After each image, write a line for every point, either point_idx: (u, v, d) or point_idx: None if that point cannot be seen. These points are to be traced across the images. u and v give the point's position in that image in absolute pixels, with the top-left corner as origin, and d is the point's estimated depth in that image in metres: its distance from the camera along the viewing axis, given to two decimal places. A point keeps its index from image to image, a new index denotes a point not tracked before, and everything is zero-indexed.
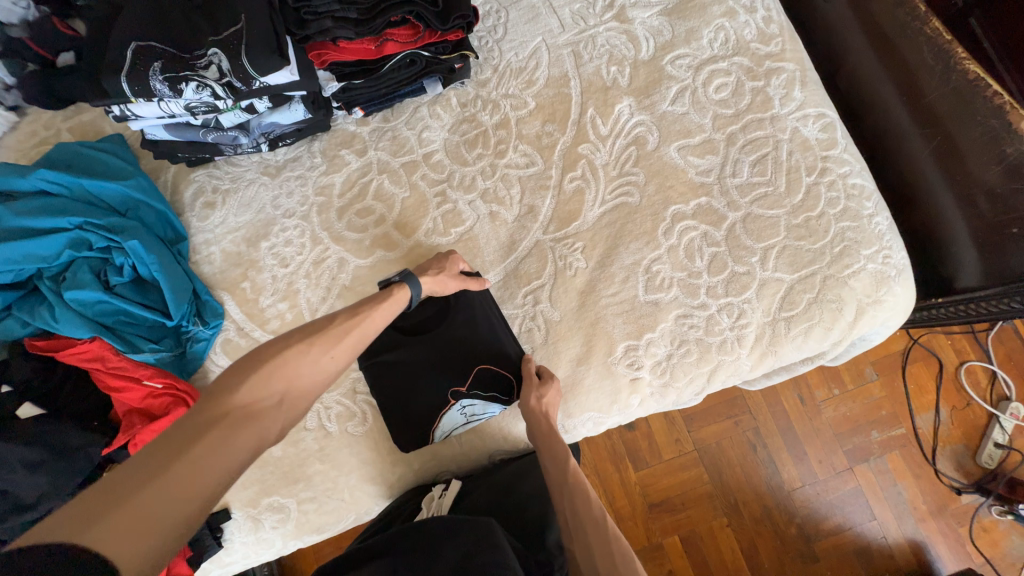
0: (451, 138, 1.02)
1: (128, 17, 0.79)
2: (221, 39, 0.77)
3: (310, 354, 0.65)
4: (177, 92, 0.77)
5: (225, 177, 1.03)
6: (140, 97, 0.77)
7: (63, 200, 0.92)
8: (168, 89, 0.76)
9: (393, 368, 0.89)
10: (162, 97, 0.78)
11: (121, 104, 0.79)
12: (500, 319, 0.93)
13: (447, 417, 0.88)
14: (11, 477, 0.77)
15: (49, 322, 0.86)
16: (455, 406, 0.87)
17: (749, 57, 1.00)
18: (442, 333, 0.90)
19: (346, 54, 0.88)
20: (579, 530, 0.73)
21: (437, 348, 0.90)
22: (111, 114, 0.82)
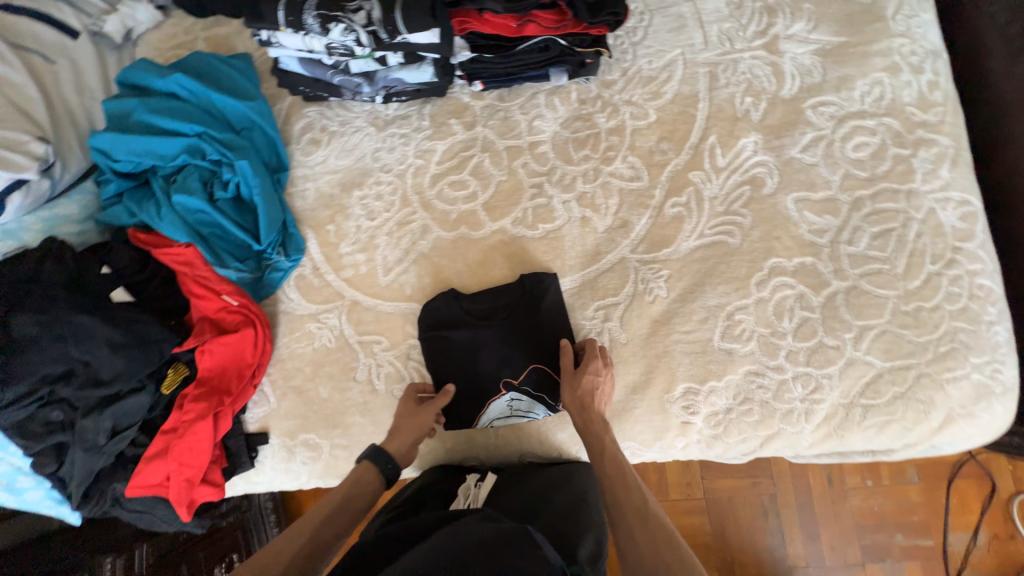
0: (561, 133, 1.00)
1: None
2: None
3: (281, 541, 0.70)
4: (324, 31, 0.78)
5: (335, 119, 1.05)
6: (290, 28, 0.79)
7: (189, 106, 0.96)
8: (317, 26, 0.78)
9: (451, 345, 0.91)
10: (310, 32, 0.79)
11: (269, 30, 0.81)
12: (566, 325, 0.91)
13: (492, 406, 0.89)
14: (94, 351, 0.81)
15: (153, 218, 0.91)
16: (503, 398, 0.88)
17: (901, 120, 0.92)
18: (506, 323, 0.90)
19: (487, 26, 0.87)
20: (627, 529, 0.69)
21: (499, 340, 0.89)
22: (256, 38, 0.84)
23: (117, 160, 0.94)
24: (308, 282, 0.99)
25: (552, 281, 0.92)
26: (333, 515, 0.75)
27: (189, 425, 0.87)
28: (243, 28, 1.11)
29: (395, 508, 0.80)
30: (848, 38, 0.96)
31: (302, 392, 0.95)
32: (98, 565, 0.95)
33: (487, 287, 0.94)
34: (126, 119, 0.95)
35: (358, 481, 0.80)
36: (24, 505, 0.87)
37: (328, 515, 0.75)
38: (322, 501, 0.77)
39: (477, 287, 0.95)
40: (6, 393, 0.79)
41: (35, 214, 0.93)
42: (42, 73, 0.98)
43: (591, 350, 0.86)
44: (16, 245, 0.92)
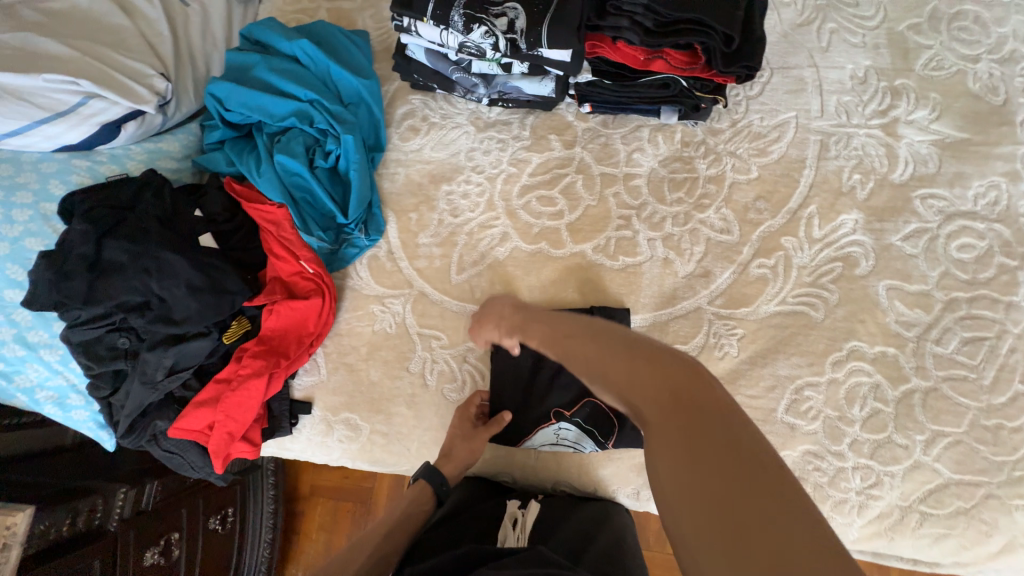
0: (659, 170, 0.99)
1: None
2: None
3: (344, 555, 0.72)
4: (466, 31, 0.81)
5: (438, 111, 1.06)
6: (434, 21, 0.81)
7: (307, 72, 0.98)
8: (461, 25, 0.81)
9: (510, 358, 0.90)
10: (451, 28, 0.82)
11: (412, 19, 0.83)
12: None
13: (542, 432, 0.87)
14: (172, 290, 0.82)
15: (251, 172, 0.93)
16: (552, 425, 0.87)
17: (1012, 229, 0.89)
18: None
19: (616, 55, 0.87)
20: (605, 372, 0.56)
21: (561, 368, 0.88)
22: (395, 23, 0.86)
23: (229, 110, 0.96)
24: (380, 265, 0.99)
25: (623, 316, 0.91)
26: (390, 532, 0.77)
27: (245, 380, 0.87)
28: (366, 6, 1.13)
29: (438, 531, 0.79)
30: (971, 135, 0.94)
31: (353, 370, 0.95)
32: (111, 492, 0.95)
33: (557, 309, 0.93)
34: (245, 72, 0.98)
35: (414, 502, 0.82)
36: (68, 420, 0.90)
37: (387, 532, 0.77)
38: (377, 522, 0.79)
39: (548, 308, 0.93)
40: (83, 312, 0.81)
41: (141, 144, 0.95)
42: (174, 13, 1.02)
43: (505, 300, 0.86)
44: (119, 171, 0.92)
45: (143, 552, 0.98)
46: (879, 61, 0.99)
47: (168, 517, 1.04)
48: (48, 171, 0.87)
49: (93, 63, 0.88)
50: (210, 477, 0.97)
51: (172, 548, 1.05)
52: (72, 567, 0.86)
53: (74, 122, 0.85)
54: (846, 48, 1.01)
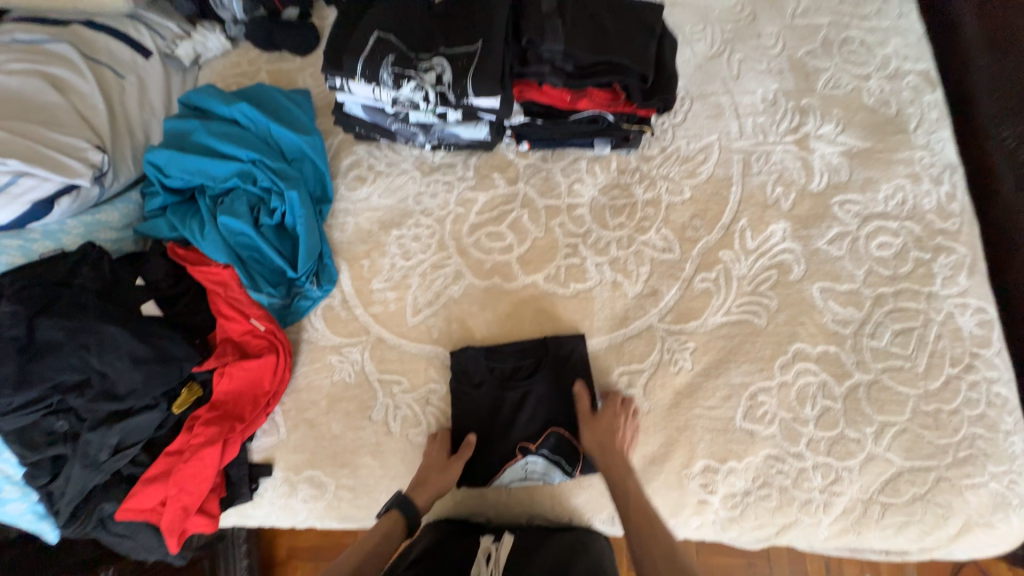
0: (599, 198, 1.04)
1: (377, 11, 0.88)
2: (449, 54, 0.85)
3: None
4: (396, 86, 0.85)
5: (382, 160, 1.09)
6: (364, 80, 0.85)
7: (248, 133, 1.00)
8: (391, 82, 0.85)
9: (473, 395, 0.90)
10: (382, 85, 0.86)
11: (345, 79, 0.86)
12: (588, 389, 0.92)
13: (509, 470, 0.87)
14: (113, 364, 0.79)
15: (195, 235, 0.93)
16: (519, 461, 0.87)
17: (921, 225, 0.97)
18: (529, 382, 0.90)
19: (544, 97, 0.93)
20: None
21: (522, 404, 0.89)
22: (330, 84, 0.89)
23: (169, 176, 0.96)
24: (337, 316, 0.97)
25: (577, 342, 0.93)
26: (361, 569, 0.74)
27: (197, 448, 0.84)
28: (306, 66, 1.17)
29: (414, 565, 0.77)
30: (873, 144, 1.03)
31: (314, 426, 0.93)
32: None
33: (510, 342, 0.94)
34: (184, 138, 0.99)
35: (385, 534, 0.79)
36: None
37: (356, 566, 0.74)
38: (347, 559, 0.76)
39: (502, 343, 0.94)
40: (15, 397, 0.76)
41: (78, 218, 0.93)
42: (110, 85, 1.03)
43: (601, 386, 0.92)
44: (53, 246, 0.91)
45: None
46: (785, 85, 1.09)
47: None
48: None
49: (24, 142, 0.87)
50: (168, 557, 0.91)
51: None
52: None
53: (4, 201, 0.83)
54: (755, 75, 1.10)
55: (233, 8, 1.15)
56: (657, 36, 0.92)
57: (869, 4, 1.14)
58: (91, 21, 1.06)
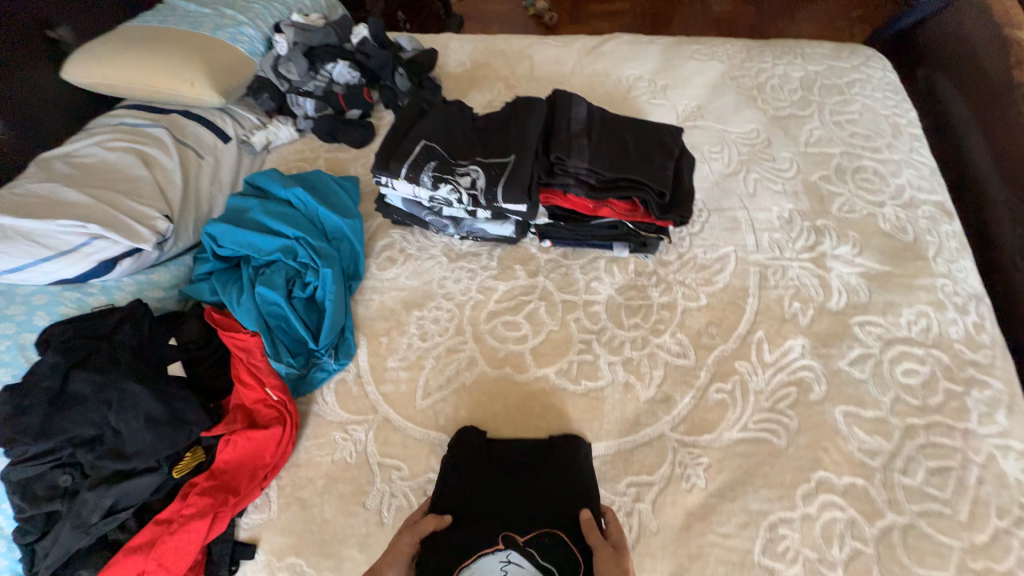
0: (616, 298, 1.07)
1: (426, 124, 1.02)
2: (484, 163, 0.95)
3: None
4: (434, 187, 0.95)
5: (414, 244, 1.17)
6: (406, 180, 0.95)
7: (297, 214, 1.10)
8: (429, 183, 0.95)
9: (465, 489, 0.83)
10: (421, 185, 0.95)
11: (389, 178, 0.97)
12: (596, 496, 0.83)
13: (483, 561, 0.75)
14: (129, 422, 0.81)
15: (231, 302, 0.99)
16: (499, 553, 0.76)
17: (949, 355, 0.94)
18: (531, 486, 0.84)
19: (567, 203, 1.00)
20: None
21: (521, 504, 0.81)
22: (376, 180, 1.00)
23: (222, 246, 1.06)
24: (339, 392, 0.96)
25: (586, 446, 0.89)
26: None
27: (186, 519, 0.82)
28: (358, 157, 1.32)
29: None
30: (892, 268, 1.04)
31: (306, 506, 0.90)
32: None
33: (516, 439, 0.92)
34: (242, 214, 1.10)
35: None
36: None
37: None
38: None
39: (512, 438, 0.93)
40: (31, 447, 0.79)
41: (133, 276, 1.02)
42: (190, 165, 1.18)
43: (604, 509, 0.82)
44: (105, 301, 0.98)
45: None
46: (800, 205, 1.14)
47: None
48: (38, 302, 0.93)
49: (106, 210, 0.99)
50: None
51: None
52: None
53: (75, 259, 0.93)
54: (771, 194, 1.17)
55: (306, 107, 1.33)
56: (676, 158, 1.01)
57: (880, 139, 1.22)
58: (188, 112, 1.24)
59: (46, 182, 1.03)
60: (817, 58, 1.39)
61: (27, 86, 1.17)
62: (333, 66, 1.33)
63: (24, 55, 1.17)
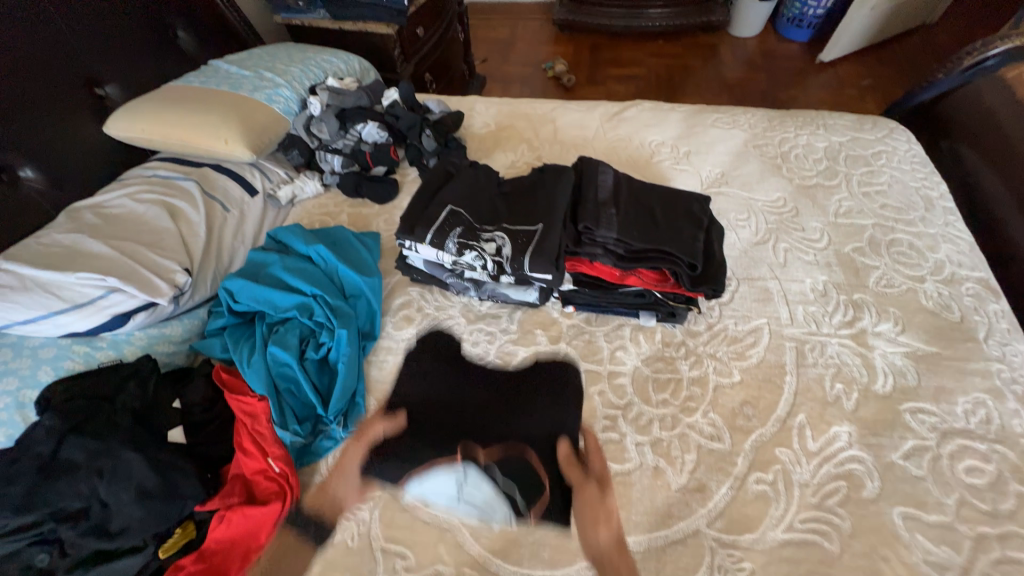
0: (642, 369, 1.01)
1: (452, 189, 1.02)
2: (510, 229, 0.94)
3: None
4: (459, 254, 0.93)
5: (432, 303, 1.13)
6: (431, 245, 0.94)
7: (317, 270, 1.09)
8: (454, 249, 0.93)
9: (427, 423, 0.93)
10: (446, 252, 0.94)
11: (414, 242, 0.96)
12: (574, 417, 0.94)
13: (436, 472, 0.87)
14: (119, 495, 0.75)
15: (241, 361, 0.95)
16: (458, 466, 0.88)
17: (1016, 451, 0.85)
18: (512, 400, 0.96)
19: (593, 272, 0.97)
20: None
21: (493, 399, 0.96)
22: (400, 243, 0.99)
23: (238, 302, 1.03)
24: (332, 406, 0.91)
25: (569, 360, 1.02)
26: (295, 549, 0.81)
27: None
28: (381, 212, 1.32)
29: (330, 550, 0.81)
30: (940, 350, 0.98)
31: None
32: None
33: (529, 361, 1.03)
34: (261, 269, 1.09)
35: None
36: None
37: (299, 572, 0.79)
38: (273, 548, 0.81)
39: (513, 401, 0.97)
40: (11, 520, 0.73)
41: (145, 330, 1.00)
42: (215, 217, 1.19)
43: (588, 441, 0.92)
44: (113, 356, 0.95)
45: None
46: (834, 277, 1.10)
47: None
48: (44, 356, 0.90)
49: (127, 262, 0.99)
50: None
51: None
52: None
53: (88, 312, 0.91)
54: (803, 265, 1.13)
55: (333, 163, 1.35)
56: (705, 229, 0.99)
57: (912, 212, 1.19)
58: (219, 166, 1.27)
59: (73, 232, 1.04)
60: (840, 129, 1.40)
61: (69, 140, 1.22)
62: (363, 125, 1.35)
63: (72, 111, 1.23)
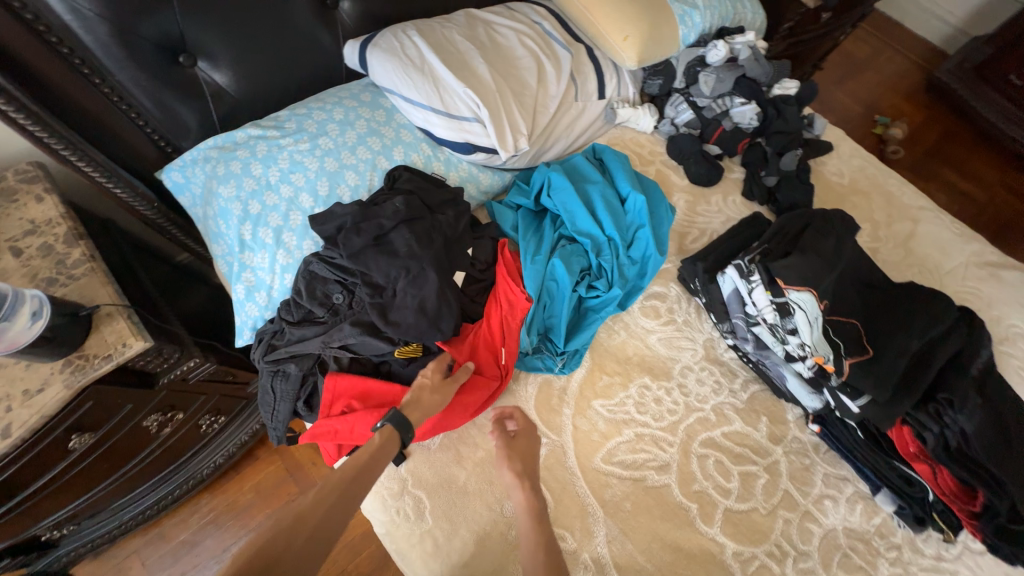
0: (842, 538, 0.90)
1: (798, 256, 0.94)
2: (840, 340, 0.88)
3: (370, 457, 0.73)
4: (796, 332, 0.90)
5: (685, 314, 1.07)
6: (779, 303, 0.92)
7: (623, 219, 1.06)
8: (794, 326, 0.90)
9: (794, 254, 0.93)
10: (786, 321, 0.91)
11: (760, 283, 0.94)
12: (925, 333, 0.87)
13: (805, 296, 0.90)
14: (406, 299, 0.85)
15: (527, 252, 0.99)
16: (816, 304, 0.90)
17: None
18: (898, 301, 0.93)
19: (902, 437, 0.87)
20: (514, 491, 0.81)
21: (903, 307, 0.92)
22: (745, 270, 0.97)
23: (550, 198, 1.05)
24: (584, 386, 0.98)
25: (963, 334, 0.88)
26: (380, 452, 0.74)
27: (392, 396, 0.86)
28: (689, 190, 1.21)
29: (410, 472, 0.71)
30: None
31: (457, 462, 0.91)
32: (186, 357, 1.11)
33: (911, 295, 0.93)
34: (582, 182, 1.08)
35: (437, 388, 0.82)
36: (239, 304, 0.92)
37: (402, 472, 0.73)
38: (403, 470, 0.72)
39: (857, 317, 0.92)
40: (340, 260, 0.87)
41: (470, 165, 1.06)
42: (566, 100, 1.16)
43: (519, 418, 0.89)
44: (442, 172, 1.02)
45: (154, 413, 1.13)
46: None
47: (188, 398, 1.22)
48: (403, 138, 1.01)
49: (500, 101, 1.02)
50: (273, 431, 0.94)
51: (170, 422, 1.21)
52: (118, 396, 0.97)
53: (453, 127, 0.98)
54: None
55: (680, 116, 1.26)
56: None
57: None
58: (593, 51, 1.21)
59: (469, 42, 1.08)
60: None
61: None
62: (738, 104, 1.24)
63: None
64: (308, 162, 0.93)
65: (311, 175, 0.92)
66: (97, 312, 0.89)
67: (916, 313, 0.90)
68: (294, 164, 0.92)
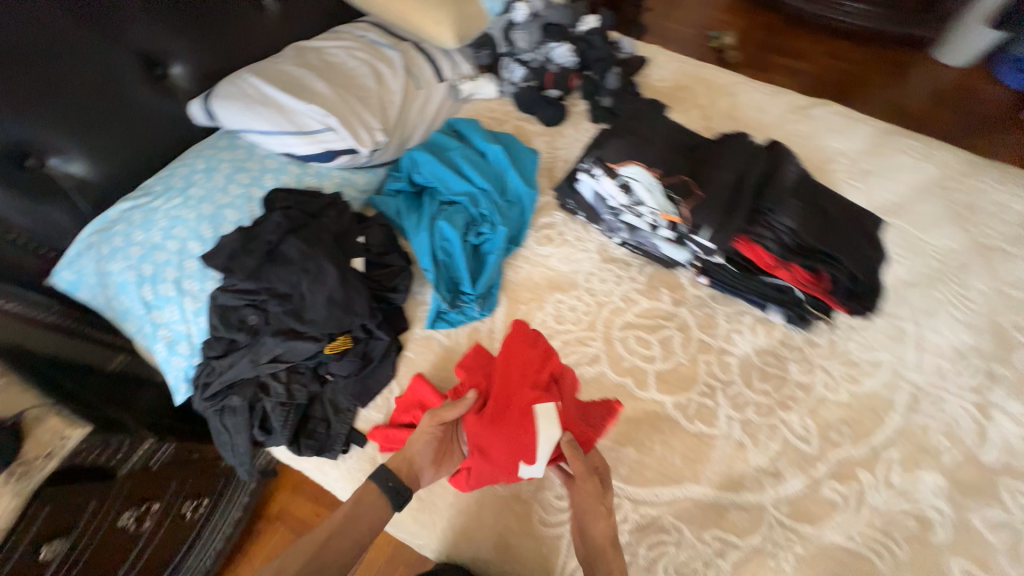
0: (753, 358, 1.05)
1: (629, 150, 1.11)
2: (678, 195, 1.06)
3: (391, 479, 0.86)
4: (643, 201, 1.06)
5: (574, 232, 1.20)
6: (622, 183, 1.08)
7: (489, 169, 1.19)
8: (640, 196, 1.07)
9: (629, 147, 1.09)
10: (633, 195, 1.08)
11: (602, 174, 1.10)
12: (742, 169, 1.06)
13: (636, 168, 1.08)
14: (313, 294, 0.93)
15: (414, 224, 1.10)
16: (648, 173, 1.08)
17: None
18: (718, 151, 1.11)
19: (753, 252, 1.02)
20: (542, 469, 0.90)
21: (723, 154, 1.10)
22: (588, 169, 1.13)
23: (420, 173, 1.16)
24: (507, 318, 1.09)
25: (769, 158, 1.09)
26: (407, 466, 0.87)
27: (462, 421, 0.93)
28: (544, 132, 1.36)
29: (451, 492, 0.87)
30: None
31: None
32: (138, 441, 1.13)
33: (727, 145, 1.12)
34: (443, 151, 1.20)
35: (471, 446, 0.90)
36: (165, 362, 0.97)
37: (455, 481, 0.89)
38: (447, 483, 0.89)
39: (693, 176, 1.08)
40: (240, 283, 0.93)
41: (341, 170, 1.16)
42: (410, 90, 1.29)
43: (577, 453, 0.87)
44: (317, 184, 1.11)
45: (126, 507, 1.13)
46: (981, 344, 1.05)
47: (158, 485, 1.22)
48: (271, 167, 1.09)
49: (345, 107, 1.13)
50: (241, 465, 0.99)
51: (148, 515, 1.20)
52: (77, 495, 0.98)
53: (309, 141, 1.07)
54: (949, 320, 1.08)
55: (515, 74, 1.42)
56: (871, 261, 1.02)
57: None
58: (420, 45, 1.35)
59: (302, 68, 1.19)
60: None
61: None
62: (556, 48, 1.42)
63: None
64: (186, 214, 0.99)
65: (193, 224, 0.99)
66: (25, 419, 0.91)
67: (732, 156, 1.08)
68: (173, 220, 0.98)
